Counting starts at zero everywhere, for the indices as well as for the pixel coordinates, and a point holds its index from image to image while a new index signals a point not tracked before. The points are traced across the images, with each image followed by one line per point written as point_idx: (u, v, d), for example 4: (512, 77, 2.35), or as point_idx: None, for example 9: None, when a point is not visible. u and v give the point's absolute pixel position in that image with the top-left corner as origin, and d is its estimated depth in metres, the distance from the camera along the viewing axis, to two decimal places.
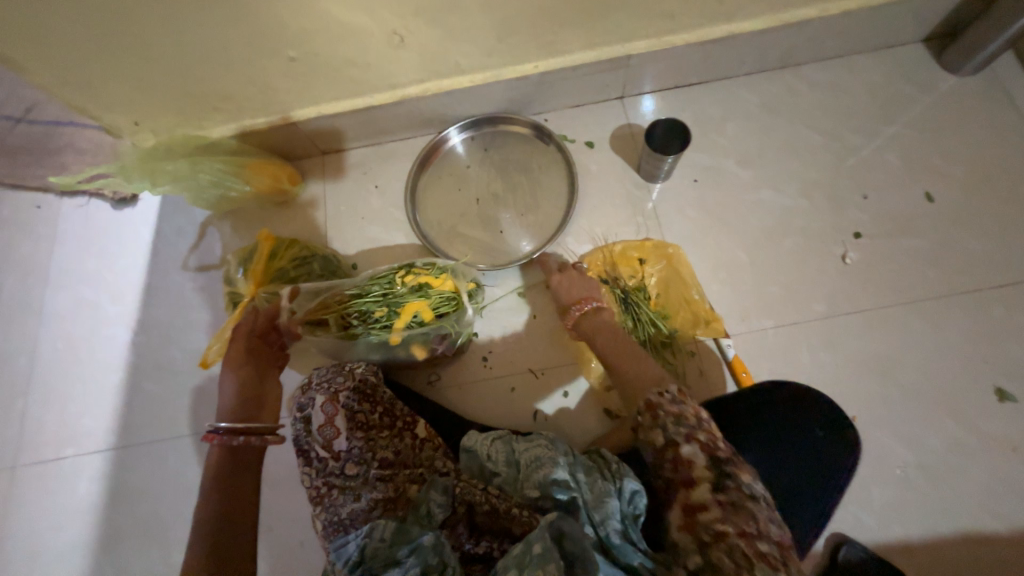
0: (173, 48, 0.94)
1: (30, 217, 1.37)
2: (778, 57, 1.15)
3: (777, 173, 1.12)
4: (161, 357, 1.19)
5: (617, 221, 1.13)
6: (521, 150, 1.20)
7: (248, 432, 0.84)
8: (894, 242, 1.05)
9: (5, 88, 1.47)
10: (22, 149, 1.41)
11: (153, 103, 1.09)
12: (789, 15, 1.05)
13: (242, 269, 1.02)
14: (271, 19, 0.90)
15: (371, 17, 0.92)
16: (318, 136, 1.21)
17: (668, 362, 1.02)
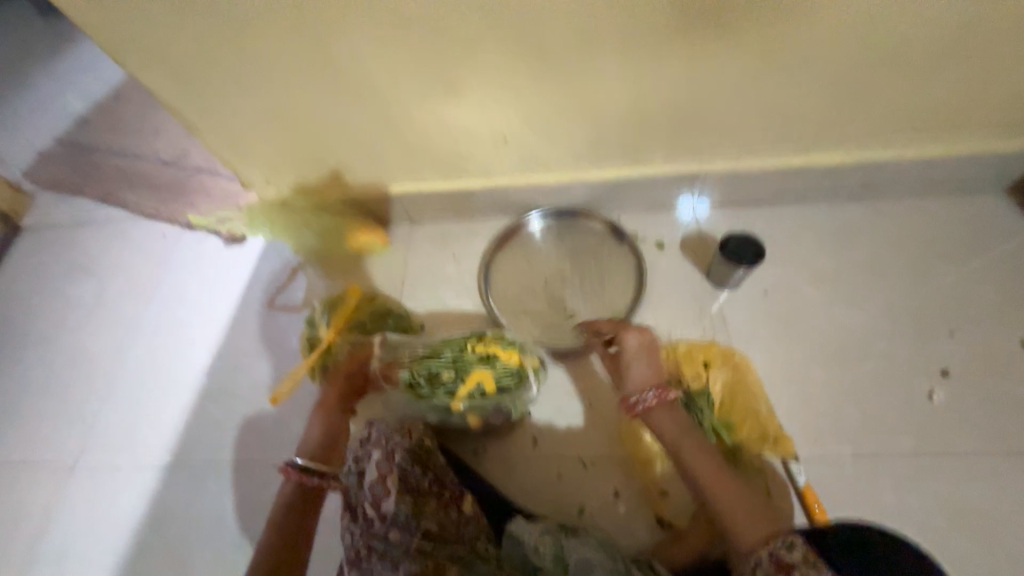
0: (317, 127, 1.12)
1: (152, 241, 1.57)
2: (854, 188, 1.20)
3: (852, 296, 1.12)
4: (230, 385, 1.26)
5: (683, 321, 1.14)
6: (593, 242, 1.28)
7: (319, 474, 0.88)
8: (988, 386, 0.99)
9: (168, 141, 1.81)
10: (166, 187, 1.67)
11: (282, 166, 1.26)
12: (867, 153, 1.11)
13: (325, 315, 1.10)
14: (404, 113, 1.07)
15: (486, 120, 1.07)
16: (413, 206, 1.36)
17: None
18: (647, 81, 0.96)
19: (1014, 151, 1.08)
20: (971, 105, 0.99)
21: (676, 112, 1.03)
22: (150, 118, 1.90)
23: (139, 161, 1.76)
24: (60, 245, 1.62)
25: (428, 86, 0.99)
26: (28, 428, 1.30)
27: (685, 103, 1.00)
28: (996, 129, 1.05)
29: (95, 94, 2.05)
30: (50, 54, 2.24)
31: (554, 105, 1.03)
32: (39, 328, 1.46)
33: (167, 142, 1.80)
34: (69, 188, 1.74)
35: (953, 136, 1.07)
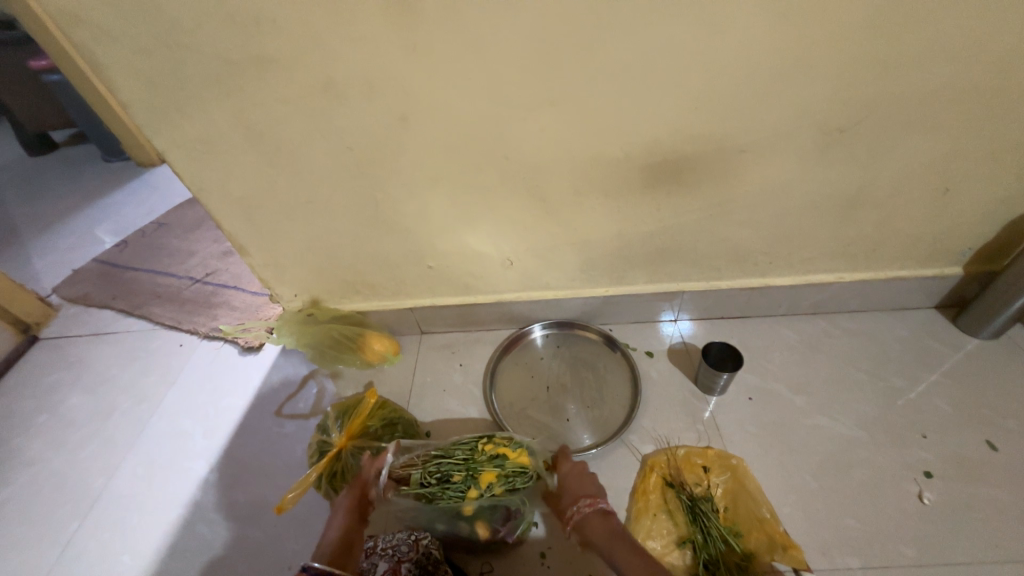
0: (350, 254, 1.31)
1: (168, 351, 1.64)
2: (809, 305, 1.39)
3: (829, 401, 1.22)
4: (224, 499, 1.22)
5: (679, 426, 1.20)
6: (589, 351, 1.41)
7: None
8: (971, 489, 1.04)
9: (202, 260, 2.01)
10: (192, 301, 1.81)
11: (311, 285, 1.41)
12: (814, 277, 1.33)
13: (338, 421, 1.15)
14: (427, 243, 1.27)
15: (496, 248, 1.28)
16: (423, 319, 1.49)
17: None
18: (628, 221, 1.19)
19: (933, 276, 1.31)
20: (887, 241, 1.23)
21: (653, 244, 1.25)
22: (187, 241, 2.12)
23: (169, 278, 1.93)
24: (75, 355, 1.68)
25: (449, 223, 1.21)
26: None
27: (659, 237, 1.23)
28: (913, 259, 1.28)
29: (139, 221, 2.31)
30: (106, 188, 2.57)
31: (552, 237, 1.24)
32: (34, 439, 1.44)
33: (199, 262, 2.00)
34: (98, 301, 1.86)
35: (880, 264, 1.30)
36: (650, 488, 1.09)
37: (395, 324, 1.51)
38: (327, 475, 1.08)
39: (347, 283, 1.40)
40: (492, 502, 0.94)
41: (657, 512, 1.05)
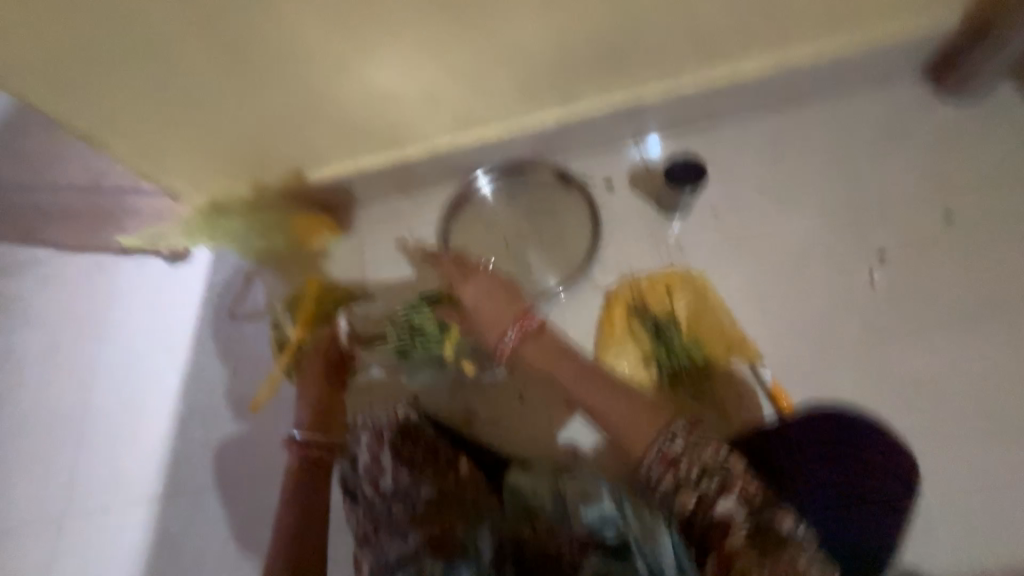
0: (246, 126, 1.11)
1: (89, 276, 1.45)
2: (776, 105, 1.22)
3: (790, 198, 1.16)
4: (208, 406, 1.23)
5: (639, 255, 1.17)
6: (545, 194, 1.26)
7: (319, 445, 0.89)
8: (911, 265, 1.06)
9: (82, 167, 1.66)
10: (89, 217, 1.55)
11: (213, 164, 1.21)
12: (791, 54, 1.12)
13: (287, 314, 1.09)
14: (322, 93, 1.06)
15: (414, 80, 1.06)
16: (355, 188, 1.32)
17: (707, 391, 1.02)
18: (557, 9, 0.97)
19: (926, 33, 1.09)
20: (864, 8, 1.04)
21: (595, 45, 1.05)
22: (55, 145, 1.73)
23: (54, 194, 1.61)
24: None
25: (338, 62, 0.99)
26: (26, 462, 1.27)
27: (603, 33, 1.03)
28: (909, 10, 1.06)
29: None
30: None
31: (463, 58, 1.03)
32: None
33: (81, 168, 1.65)
34: None
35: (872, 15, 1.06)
36: (617, 318, 1.10)
37: (326, 198, 1.34)
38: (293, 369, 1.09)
39: (258, 157, 1.20)
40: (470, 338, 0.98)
41: (624, 338, 1.09)
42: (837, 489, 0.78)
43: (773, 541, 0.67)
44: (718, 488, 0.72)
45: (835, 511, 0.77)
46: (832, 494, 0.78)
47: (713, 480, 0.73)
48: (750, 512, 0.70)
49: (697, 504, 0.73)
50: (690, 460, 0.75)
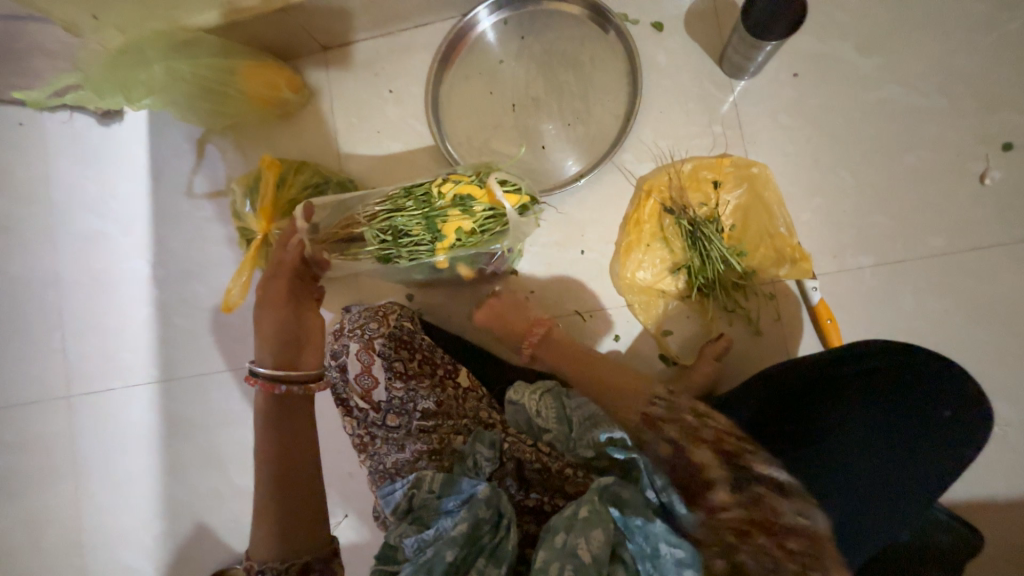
0: None
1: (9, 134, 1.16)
2: None
3: (907, 57, 0.84)
4: (187, 293, 1.12)
5: (686, 132, 0.90)
6: (568, 37, 0.95)
7: (287, 379, 0.67)
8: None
9: None
10: None
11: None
12: None
13: (248, 201, 0.90)
14: None
15: None
16: (318, 24, 0.99)
17: (739, 305, 0.86)
18: None
19: None
20: None
21: None
22: None
23: None
24: None
25: None
26: None
27: None
28: None
29: None
30: None
31: None
32: None
33: None
34: None
35: None
36: (646, 217, 0.89)
37: (281, 43, 1.03)
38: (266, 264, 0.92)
39: None
40: (471, 250, 0.76)
41: (651, 242, 0.89)
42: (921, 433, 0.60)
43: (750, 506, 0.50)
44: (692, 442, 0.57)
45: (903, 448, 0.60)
46: (897, 431, 0.60)
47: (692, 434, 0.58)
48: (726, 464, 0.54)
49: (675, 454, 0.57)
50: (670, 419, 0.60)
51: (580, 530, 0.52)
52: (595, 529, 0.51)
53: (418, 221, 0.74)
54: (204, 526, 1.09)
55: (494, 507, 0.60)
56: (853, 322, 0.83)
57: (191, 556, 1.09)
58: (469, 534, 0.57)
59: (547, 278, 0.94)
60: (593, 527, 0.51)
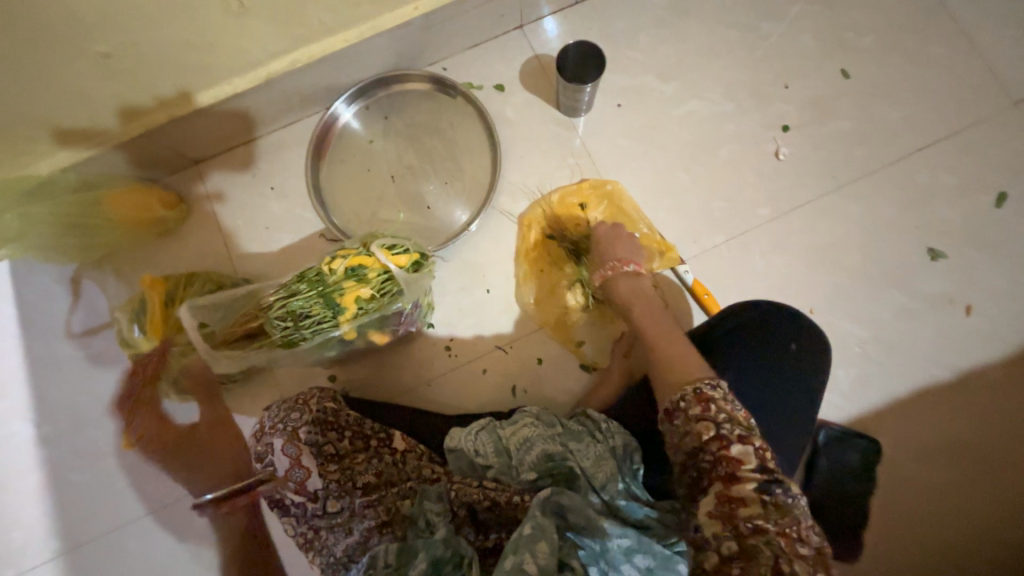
0: None
1: None
2: None
3: (696, 76, 1.04)
4: (82, 443, 1.01)
5: (547, 168, 1.03)
6: (427, 110, 1.06)
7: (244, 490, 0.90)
8: (824, 129, 1.00)
9: None
10: None
11: None
12: None
13: (137, 325, 0.87)
14: (53, 12, 0.70)
15: None
16: (183, 143, 1.02)
17: None
18: None
19: None
20: None
21: None
22: None
23: None
24: None
25: None
26: None
27: None
28: None
29: None
30: None
31: None
32: None
33: None
34: None
35: None
36: (533, 248, 0.99)
37: (148, 166, 1.04)
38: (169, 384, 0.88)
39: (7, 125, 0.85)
40: (375, 316, 0.79)
41: (544, 268, 0.99)
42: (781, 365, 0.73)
43: (774, 505, 0.53)
44: (739, 439, 0.57)
45: (771, 381, 0.72)
46: (772, 367, 0.72)
47: (737, 431, 0.57)
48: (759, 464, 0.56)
49: (712, 441, 0.57)
50: (722, 408, 0.59)
51: (525, 546, 0.56)
52: (539, 542, 0.56)
53: (319, 300, 0.77)
54: None
55: (457, 552, 0.66)
56: (725, 291, 0.96)
57: None
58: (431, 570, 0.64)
59: (461, 322, 0.99)
60: (540, 541, 0.56)
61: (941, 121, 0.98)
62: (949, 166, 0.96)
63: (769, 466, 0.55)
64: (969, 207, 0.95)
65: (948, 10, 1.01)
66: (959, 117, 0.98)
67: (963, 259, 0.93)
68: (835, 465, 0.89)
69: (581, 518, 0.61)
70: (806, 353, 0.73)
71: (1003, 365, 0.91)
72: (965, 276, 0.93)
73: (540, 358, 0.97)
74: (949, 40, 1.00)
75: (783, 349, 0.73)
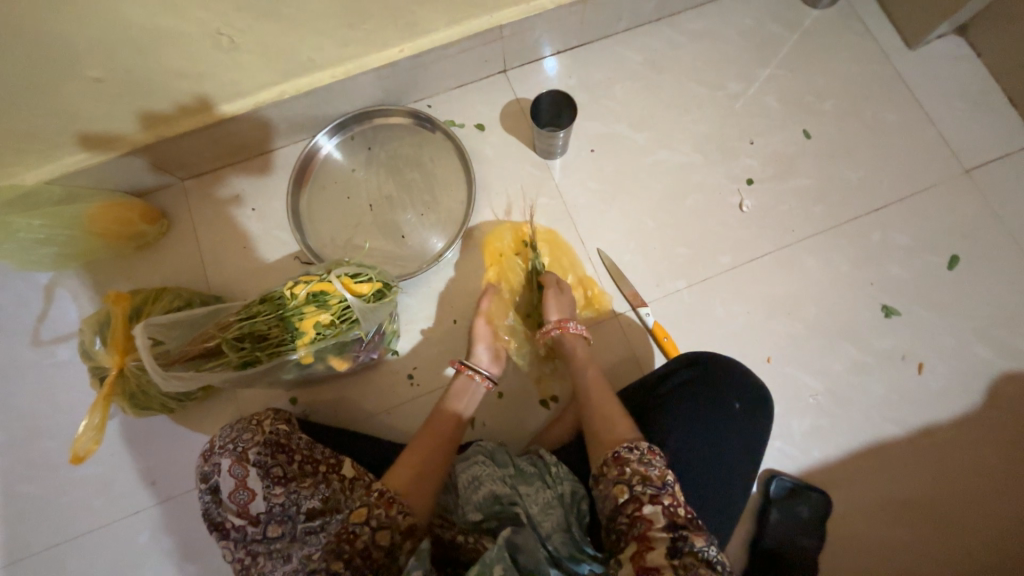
0: None
1: None
2: (642, 28, 1.13)
3: (667, 127, 1.09)
4: (33, 452, 1.00)
5: (520, 206, 1.06)
6: (409, 144, 1.10)
7: None
8: (785, 185, 1.04)
9: None
10: None
11: None
12: None
13: (100, 338, 0.87)
14: (50, 40, 0.74)
15: (182, 18, 0.77)
16: (170, 161, 1.06)
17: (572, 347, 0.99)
18: None
19: None
20: None
21: None
22: None
23: None
24: None
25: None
26: None
27: None
28: None
29: None
30: None
31: None
32: None
33: None
34: None
35: None
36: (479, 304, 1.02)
37: (134, 181, 1.07)
38: (126, 399, 0.88)
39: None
40: (333, 341, 0.80)
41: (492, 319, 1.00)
42: (725, 426, 0.73)
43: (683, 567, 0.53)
44: (648, 496, 0.60)
45: (715, 441, 0.72)
46: (723, 421, 0.73)
47: (648, 488, 0.60)
48: (671, 527, 0.57)
49: (628, 504, 0.60)
50: (636, 467, 0.63)
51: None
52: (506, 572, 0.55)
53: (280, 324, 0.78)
54: None
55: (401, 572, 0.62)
56: (685, 335, 0.97)
57: None
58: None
59: (424, 351, 1.00)
60: None
61: (896, 184, 1.02)
62: (904, 226, 1.00)
63: (679, 528, 0.56)
64: (922, 267, 0.98)
65: (904, 81, 1.07)
66: (914, 182, 1.02)
67: (916, 317, 0.96)
68: (790, 518, 0.88)
69: (533, 560, 0.62)
70: (749, 414, 0.74)
71: (954, 424, 0.92)
72: (918, 333, 0.95)
73: (500, 392, 0.98)
74: (906, 109, 1.06)
75: (727, 409, 0.74)
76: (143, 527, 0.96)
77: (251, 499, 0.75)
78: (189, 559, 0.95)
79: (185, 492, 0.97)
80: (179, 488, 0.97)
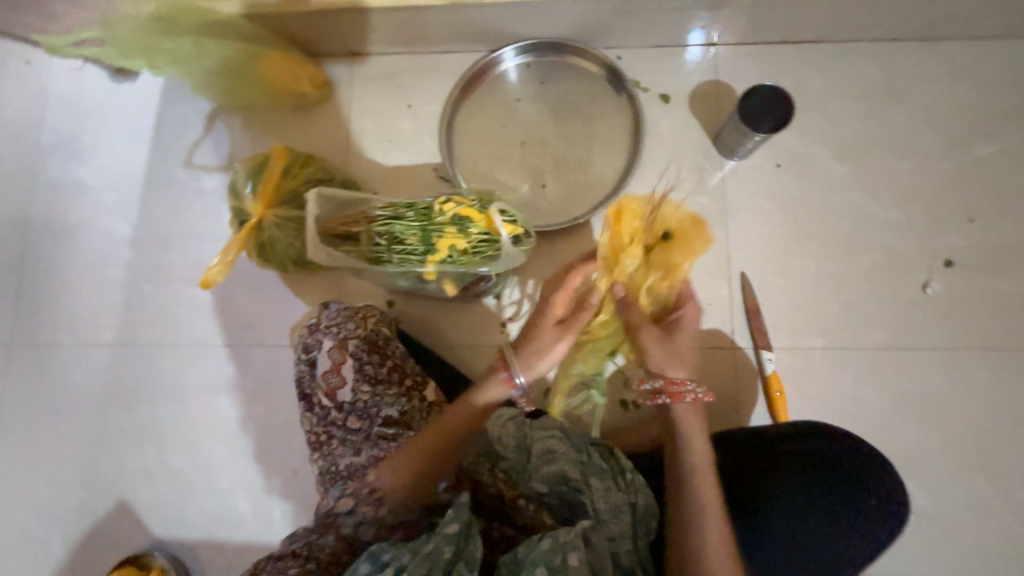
0: None
1: (17, 74, 1.16)
2: (890, 46, 0.96)
3: (874, 169, 0.94)
4: (162, 260, 1.10)
5: (675, 197, 0.98)
6: (583, 92, 1.02)
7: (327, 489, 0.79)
8: (987, 282, 0.89)
9: None
10: None
11: None
12: None
13: (250, 183, 0.91)
14: None
15: None
16: (351, 32, 1.04)
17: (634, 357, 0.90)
18: None
19: None
20: None
21: None
22: None
23: None
24: None
25: None
26: None
27: None
28: None
29: None
30: None
31: None
32: None
33: None
34: None
35: None
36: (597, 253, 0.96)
37: (311, 41, 1.07)
38: (255, 248, 0.92)
39: None
40: (459, 269, 0.79)
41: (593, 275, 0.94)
42: (845, 512, 0.68)
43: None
44: None
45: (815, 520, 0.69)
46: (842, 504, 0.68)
47: None
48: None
49: None
50: None
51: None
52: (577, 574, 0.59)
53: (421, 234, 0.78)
54: (125, 507, 1.03)
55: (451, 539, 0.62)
56: (801, 398, 0.89)
57: (105, 535, 1.03)
58: (462, 532, 0.62)
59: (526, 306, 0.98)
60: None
61: None
62: None
63: None
64: None
65: None
66: None
67: None
68: None
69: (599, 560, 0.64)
70: (875, 510, 0.68)
71: None
72: None
73: (584, 374, 0.96)
74: None
75: (856, 503, 0.69)
76: (231, 362, 1.05)
77: (342, 387, 0.80)
78: (260, 405, 1.04)
79: (273, 346, 1.05)
80: (270, 340, 1.05)
